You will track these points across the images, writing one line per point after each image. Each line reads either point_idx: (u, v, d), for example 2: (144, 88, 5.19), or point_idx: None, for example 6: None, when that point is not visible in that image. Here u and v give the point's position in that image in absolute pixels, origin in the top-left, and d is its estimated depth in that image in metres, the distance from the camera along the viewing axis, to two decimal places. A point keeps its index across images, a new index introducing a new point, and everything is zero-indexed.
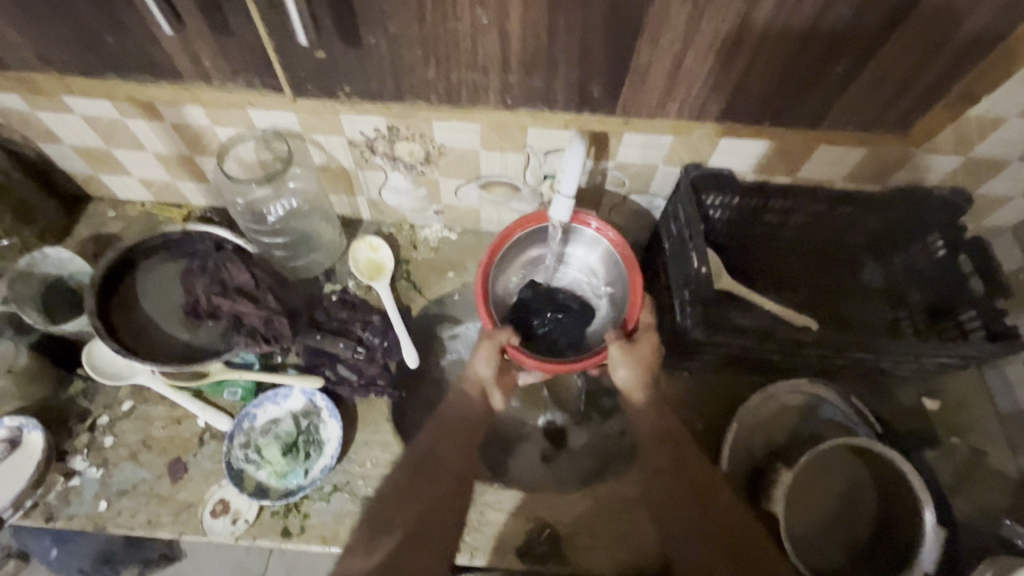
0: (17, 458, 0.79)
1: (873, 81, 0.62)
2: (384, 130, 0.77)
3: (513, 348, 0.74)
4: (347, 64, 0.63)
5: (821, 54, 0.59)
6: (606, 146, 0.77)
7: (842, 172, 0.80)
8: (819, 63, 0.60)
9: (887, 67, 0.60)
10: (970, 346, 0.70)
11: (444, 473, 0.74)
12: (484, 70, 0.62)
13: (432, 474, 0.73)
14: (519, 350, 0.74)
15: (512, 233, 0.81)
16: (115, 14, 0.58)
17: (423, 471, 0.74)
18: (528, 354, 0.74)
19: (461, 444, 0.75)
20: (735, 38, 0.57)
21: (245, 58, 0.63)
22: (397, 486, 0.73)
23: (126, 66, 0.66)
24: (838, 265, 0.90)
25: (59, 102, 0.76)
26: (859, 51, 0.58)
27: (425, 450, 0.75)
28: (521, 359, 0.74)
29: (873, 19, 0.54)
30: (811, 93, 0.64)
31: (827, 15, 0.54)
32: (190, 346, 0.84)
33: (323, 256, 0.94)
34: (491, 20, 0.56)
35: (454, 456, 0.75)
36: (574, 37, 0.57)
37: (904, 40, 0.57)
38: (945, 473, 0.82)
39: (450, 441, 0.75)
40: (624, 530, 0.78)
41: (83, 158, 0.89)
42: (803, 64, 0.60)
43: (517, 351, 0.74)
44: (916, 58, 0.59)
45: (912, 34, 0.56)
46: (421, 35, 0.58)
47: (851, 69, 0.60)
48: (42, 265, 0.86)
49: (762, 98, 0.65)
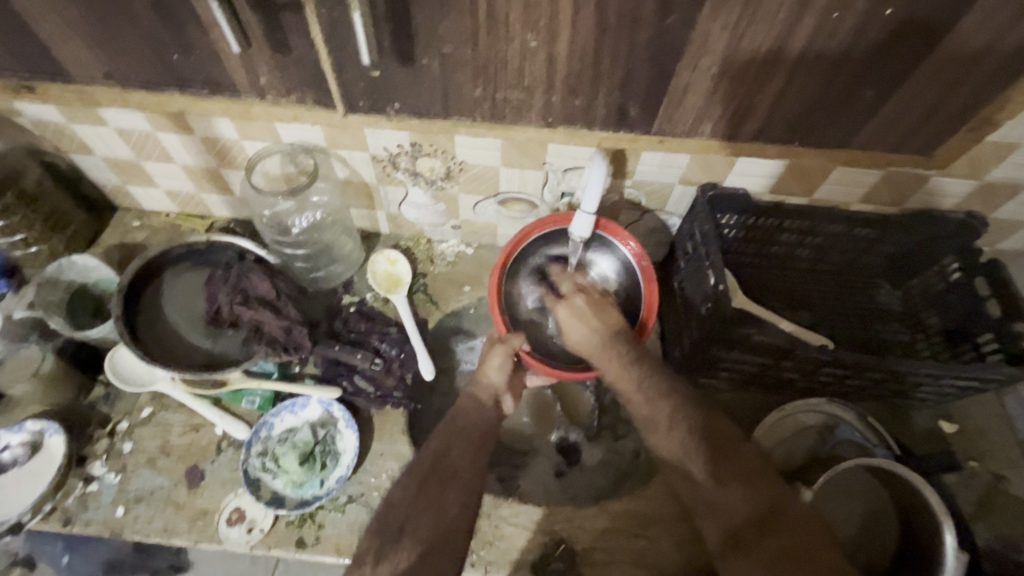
0: (38, 461, 0.81)
1: (902, 107, 0.65)
2: (407, 146, 0.78)
3: (526, 355, 0.77)
4: (399, 82, 0.68)
5: (851, 80, 0.62)
6: (625, 164, 0.78)
7: (859, 194, 0.80)
8: (850, 87, 0.63)
9: (916, 93, 0.63)
10: (990, 370, 0.70)
11: (463, 478, 0.64)
12: (529, 90, 0.67)
13: (446, 478, 0.64)
14: (532, 357, 0.78)
15: (531, 232, 0.83)
16: (186, 30, 0.63)
17: (436, 477, 0.64)
18: (538, 361, 0.78)
19: (472, 449, 0.67)
20: (773, 60, 0.60)
21: (300, 75, 0.68)
22: (410, 493, 0.62)
23: (186, 80, 0.71)
24: (854, 289, 0.91)
25: (95, 115, 0.78)
26: (891, 76, 0.61)
27: (434, 455, 0.66)
28: (531, 365, 0.78)
29: (905, 47, 0.57)
30: (841, 115, 0.67)
31: (861, 42, 0.57)
32: (212, 354, 0.86)
33: (343, 268, 0.96)
34: (540, 43, 0.60)
35: (466, 460, 0.66)
36: (618, 61, 0.61)
37: (933, 68, 0.59)
38: (966, 499, 0.81)
39: (460, 445, 0.67)
40: (641, 548, 0.77)
41: (114, 169, 0.91)
42: (835, 89, 0.63)
43: (529, 359, 0.77)
44: (944, 86, 0.61)
45: (941, 63, 0.59)
46: (473, 56, 0.63)
47: (879, 95, 0.64)
48: (68, 273, 0.88)
49: (795, 117, 0.68)
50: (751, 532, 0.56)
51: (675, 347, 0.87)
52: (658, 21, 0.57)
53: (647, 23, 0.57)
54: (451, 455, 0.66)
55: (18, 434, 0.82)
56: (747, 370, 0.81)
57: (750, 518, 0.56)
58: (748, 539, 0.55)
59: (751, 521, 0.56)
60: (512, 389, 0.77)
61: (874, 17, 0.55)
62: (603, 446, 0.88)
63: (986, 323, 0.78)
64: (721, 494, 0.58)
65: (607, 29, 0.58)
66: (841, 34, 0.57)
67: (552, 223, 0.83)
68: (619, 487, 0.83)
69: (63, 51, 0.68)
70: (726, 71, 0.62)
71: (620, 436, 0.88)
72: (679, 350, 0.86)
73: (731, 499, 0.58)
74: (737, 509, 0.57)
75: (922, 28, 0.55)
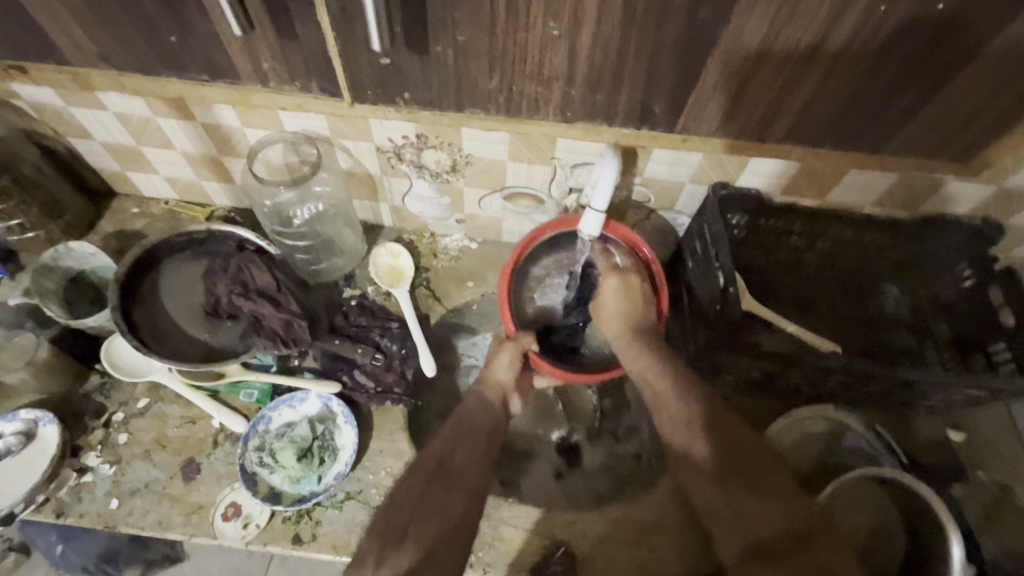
0: (32, 451, 0.79)
1: (941, 111, 0.63)
2: (412, 137, 0.77)
3: (533, 355, 0.76)
4: (410, 71, 0.66)
5: (892, 83, 0.60)
6: (635, 161, 0.77)
7: (873, 198, 0.79)
8: (889, 90, 0.61)
9: (956, 97, 0.61)
10: (1006, 381, 0.68)
11: (467, 482, 0.63)
12: (547, 82, 0.65)
13: (452, 480, 0.63)
14: (540, 357, 0.76)
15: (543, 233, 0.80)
16: (192, 12, 0.61)
17: (441, 478, 0.63)
18: (547, 362, 0.76)
19: (478, 452, 0.66)
20: (809, 56, 0.58)
21: (307, 62, 0.66)
22: (415, 494, 0.61)
23: (187, 65, 0.69)
24: (865, 296, 0.88)
25: (94, 99, 0.77)
26: (930, 81, 0.59)
27: (439, 454, 0.65)
28: (540, 365, 0.76)
29: (949, 47, 0.55)
30: (876, 121, 0.65)
31: (901, 42, 0.55)
32: (210, 347, 0.84)
33: (345, 261, 0.94)
34: (561, 33, 0.58)
35: (473, 463, 0.65)
36: (643, 54, 0.59)
37: (976, 72, 0.58)
38: (973, 510, 0.80)
39: (467, 446, 0.66)
40: (642, 552, 0.76)
41: (113, 154, 0.89)
42: (875, 91, 0.61)
43: (536, 358, 0.76)
44: (987, 91, 0.59)
45: (980, 73, 0.58)
46: (489, 46, 0.61)
47: (918, 99, 0.62)
48: (65, 259, 0.87)
49: (828, 121, 0.66)
50: (784, 547, 0.52)
51: (684, 350, 0.85)
52: (689, 12, 0.54)
53: (676, 15, 0.55)
54: (456, 457, 0.65)
55: (12, 423, 0.81)
56: (756, 374, 0.78)
57: (785, 533, 0.53)
58: (779, 552, 0.52)
59: (782, 537, 0.53)
60: (520, 388, 0.79)
61: (922, 15, 0.52)
62: (604, 447, 0.87)
63: (1000, 333, 0.78)
64: (758, 507, 0.55)
65: (633, 20, 0.56)
66: (882, 30, 0.54)
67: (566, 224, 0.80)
68: (621, 490, 0.82)
69: (62, 31, 0.66)
70: (752, 67, 0.60)
71: (622, 438, 0.87)
72: (685, 351, 0.85)
73: (759, 513, 0.55)
74: (769, 525, 0.54)
75: (969, 27, 0.53)
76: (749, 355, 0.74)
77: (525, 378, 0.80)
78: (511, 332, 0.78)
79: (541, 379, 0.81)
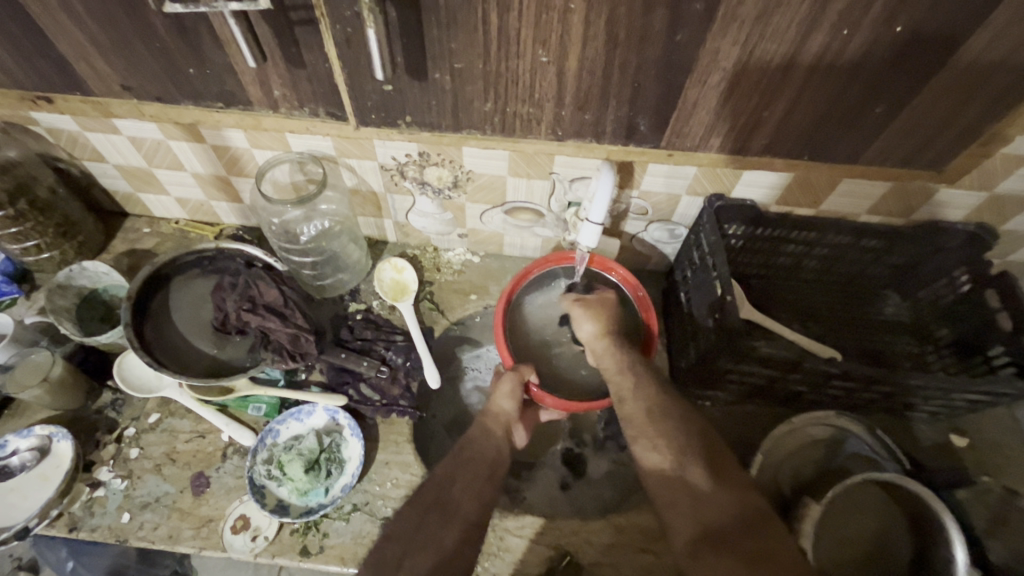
0: (46, 466, 0.81)
1: (906, 126, 0.65)
2: (415, 155, 0.79)
3: (534, 388, 0.78)
4: (412, 95, 0.68)
5: (862, 96, 0.62)
6: (631, 175, 0.78)
7: (866, 206, 0.80)
8: (862, 102, 0.63)
9: (924, 111, 0.63)
10: (1005, 384, 0.68)
11: (465, 512, 0.64)
12: (540, 104, 0.67)
13: (449, 511, 0.63)
14: (542, 391, 0.78)
15: (531, 271, 0.85)
16: (205, 44, 0.64)
17: (438, 508, 0.64)
18: (549, 394, 0.78)
19: (476, 482, 0.66)
20: (784, 69, 0.59)
21: (314, 89, 0.69)
22: (411, 525, 0.62)
23: (201, 94, 0.72)
24: (862, 299, 0.91)
25: (108, 124, 0.79)
26: (897, 94, 0.61)
27: (438, 486, 0.66)
28: (543, 398, 0.78)
29: (914, 64, 0.58)
30: (849, 133, 0.67)
31: (868, 58, 0.58)
32: (218, 361, 0.86)
33: (349, 276, 0.96)
34: (551, 60, 0.61)
35: (469, 494, 0.65)
36: (627, 76, 0.62)
37: (940, 86, 0.60)
38: (978, 514, 0.78)
39: (466, 478, 0.66)
40: (647, 561, 0.76)
41: (126, 177, 0.92)
42: (844, 105, 0.63)
43: (539, 391, 0.78)
44: (952, 103, 0.62)
45: (943, 87, 0.60)
46: (484, 71, 0.63)
47: (889, 111, 0.64)
48: (78, 279, 0.89)
49: (801, 134, 0.68)
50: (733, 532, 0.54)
51: (681, 358, 0.86)
52: (669, 37, 0.57)
53: (657, 40, 0.57)
54: (454, 488, 0.65)
55: (27, 438, 0.82)
56: (756, 381, 0.79)
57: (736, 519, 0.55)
58: (729, 537, 0.54)
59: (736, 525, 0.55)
60: (523, 419, 0.80)
61: (882, 35, 0.55)
62: (609, 456, 0.89)
63: (998, 337, 0.77)
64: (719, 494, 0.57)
65: (619, 45, 0.58)
66: (850, 51, 0.57)
67: (539, 266, 0.85)
68: (624, 498, 0.83)
69: (81, 64, 0.69)
70: (733, 84, 0.62)
71: (625, 446, 0.89)
72: (685, 360, 0.85)
73: (718, 500, 0.57)
74: (722, 512, 0.56)
75: (931, 42, 0.55)
76: (748, 363, 0.75)
77: (528, 413, 0.81)
78: (510, 364, 0.80)
79: (547, 414, 0.83)
